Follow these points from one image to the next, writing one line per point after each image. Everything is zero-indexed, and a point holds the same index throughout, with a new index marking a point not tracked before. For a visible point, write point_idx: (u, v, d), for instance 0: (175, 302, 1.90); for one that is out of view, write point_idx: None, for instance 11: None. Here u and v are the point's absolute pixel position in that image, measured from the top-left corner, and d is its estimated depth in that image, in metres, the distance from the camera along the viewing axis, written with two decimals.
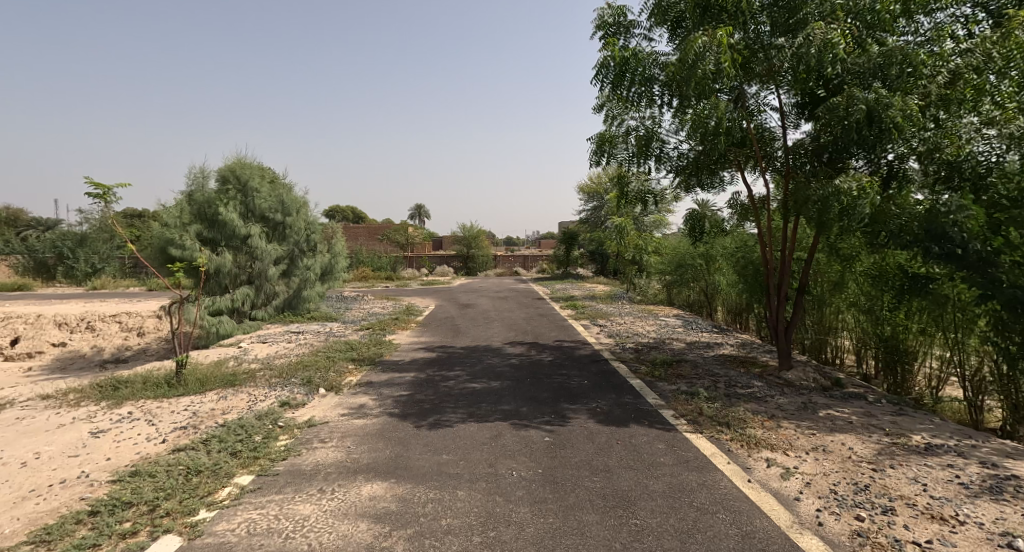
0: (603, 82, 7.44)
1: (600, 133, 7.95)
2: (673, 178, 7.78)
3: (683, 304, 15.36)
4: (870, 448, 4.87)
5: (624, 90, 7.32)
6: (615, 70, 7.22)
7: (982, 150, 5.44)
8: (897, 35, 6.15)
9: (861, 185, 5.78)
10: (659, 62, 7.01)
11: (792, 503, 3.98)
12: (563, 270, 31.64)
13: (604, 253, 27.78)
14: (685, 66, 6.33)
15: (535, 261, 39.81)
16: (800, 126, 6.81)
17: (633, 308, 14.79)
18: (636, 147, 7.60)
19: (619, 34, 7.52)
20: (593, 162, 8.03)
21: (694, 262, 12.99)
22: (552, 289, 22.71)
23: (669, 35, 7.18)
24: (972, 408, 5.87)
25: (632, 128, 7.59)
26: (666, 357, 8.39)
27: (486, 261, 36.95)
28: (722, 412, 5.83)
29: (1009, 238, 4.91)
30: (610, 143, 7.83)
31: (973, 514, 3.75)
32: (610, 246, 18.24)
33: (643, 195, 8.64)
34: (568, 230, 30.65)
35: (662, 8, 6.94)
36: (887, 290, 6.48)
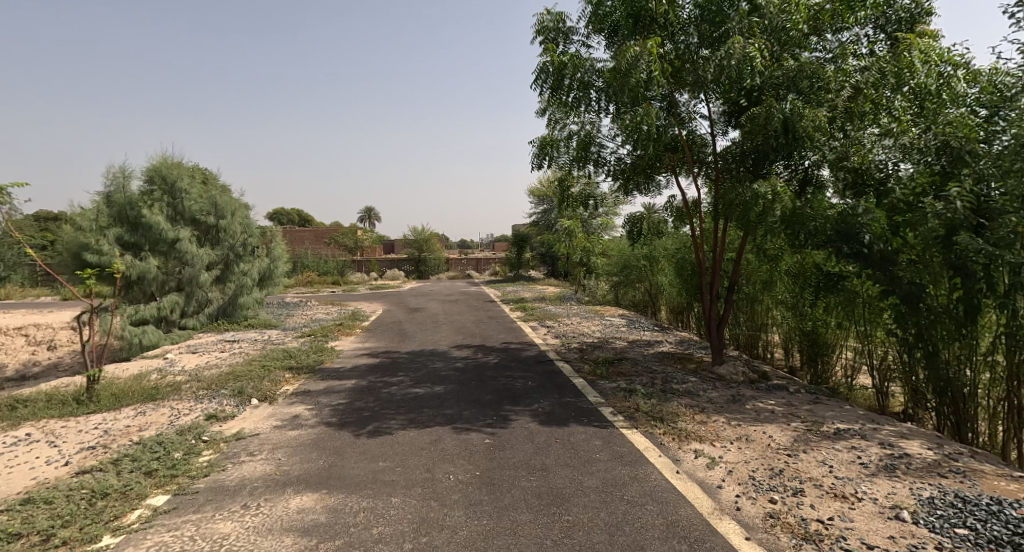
0: (543, 86, 7.57)
1: (542, 136, 8.04)
2: (613, 181, 8.05)
3: (630, 305, 15.77)
4: (788, 436, 5.17)
5: (564, 95, 7.47)
6: (554, 75, 7.37)
7: (881, 159, 5.87)
8: (808, 51, 6.50)
9: (775, 191, 6.19)
10: (596, 68, 7.20)
11: (714, 490, 4.18)
12: (515, 273, 31.82)
13: (555, 255, 28.19)
14: (619, 74, 6.51)
15: (488, 264, 40.01)
16: (728, 133, 7.15)
17: (583, 308, 15.25)
18: (576, 151, 7.80)
19: (559, 39, 7.68)
20: (535, 165, 8.13)
21: (639, 264, 13.19)
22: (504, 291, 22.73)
23: (606, 42, 7.38)
24: (879, 394, 6.35)
25: (573, 131, 7.77)
26: (608, 356, 8.59)
27: (439, 264, 36.58)
28: (657, 407, 6.04)
29: (907, 239, 5.20)
30: (551, 146, 7.96)
31: (869, 491, 4.05)
32: (561, 248, 18.51)
33: (585, 199, 8.76)
34: (520, 231, 30.73)
35: (600, 16, 7.16)
36: (807, 288, 6.87)
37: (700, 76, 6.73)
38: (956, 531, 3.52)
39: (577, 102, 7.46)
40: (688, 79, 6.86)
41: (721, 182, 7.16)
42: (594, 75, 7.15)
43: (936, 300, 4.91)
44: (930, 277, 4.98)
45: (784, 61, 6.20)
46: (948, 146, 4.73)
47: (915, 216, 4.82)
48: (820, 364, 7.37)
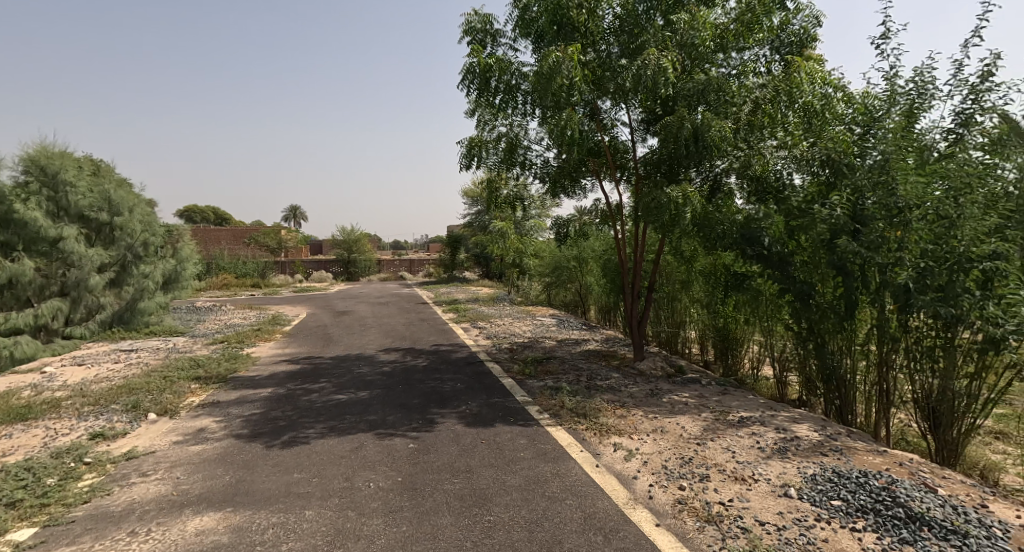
0: (470, 87, 7.66)
1: (470, 137, 8.15)
2: (542, 183, 8.27)
3: (562, 305, 16.12)
4: (698, 426, 5.54)
5: (491, 97, 7.58)
6: (480, 77, 7.44)
7: (779, 169, 6.37)
8: (716, 66, 6.94)
9: (687, 194, 6.36)
10: (522, 72, 7.34)
11: (629, 481, 4.42)
12: (449, 274, 31.61)
13: (488, 256, 28.25)
14: (542, 78, 6.68)
15: (421, 265, 39.50)
16: (647, 140, 7.51)
17: (515, 309, 15.43)
18: (504, 153, 7.90)
19: (486, 41, 7.77)
20: (464, 165, 8.18)
21: (568, 264, 13.28)
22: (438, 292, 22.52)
23: (532, 47, 7.56)
24: (779, 384, 6.91)
25: (501, 133, 7.87)
26: (537, 355, 8.78)
27: (370, 265, 35.73)
28: (581, 404, 6.27)
29: (801, 242, 5.60)
30: (479, 148, 8.01)
31: (764, 473, 4.45)
32: (495, 250, 18.60)
33: (514, 201, 8.81)
34: (455, 232, 30.51)
35: (526, 21, 7.38)
36: (717, 286, 7.35)
37: (620, 84, 6.92)
38: (833, 503, 3.95)
39: (503, 104, 7.58)
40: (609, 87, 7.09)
41: (642, 185, 7.48)
42: (519, 78, 7.32)
43: (823, 297, 5.37)
44: (819, 276, 5.40)
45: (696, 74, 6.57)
46: (831, 159, 5.14)
47: (805, 220, 5.27)
48: (730, 358, 7.89)
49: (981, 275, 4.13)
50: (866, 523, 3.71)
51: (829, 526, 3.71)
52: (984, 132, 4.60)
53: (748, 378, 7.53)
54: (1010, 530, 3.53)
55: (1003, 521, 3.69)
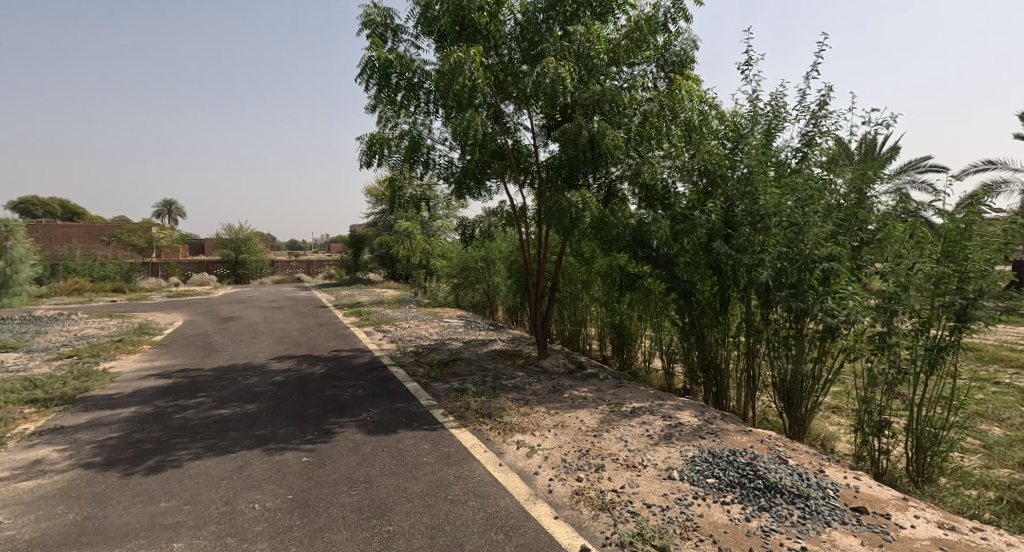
0: (370, 82, 7.53)
1: (371, 134, 7.88)
2: (447, 183, 8.34)
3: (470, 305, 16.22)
4: (596, 419, 5.90)
5: (392, 93, 7.53)
6: (380, 71, 7.33)
7: (667, 178, 6.71)
8: (612, 78, 7.31)
9: (586, 200, 6.76)
10: (425, 70, 7.41)
11: (530, 477, 4.65)
12: (352, 276, 30.63)
13: (393, 257, 27.72)
14: (445, 77, 6.76)
15: (321, 267, 37.90)
16: (547, 145, 7.84)
17: (422, 310, 15.31)
18: (406, 151, 7.84)
19: (387, 35, 7.71)
20: (364, 162, 8.04)
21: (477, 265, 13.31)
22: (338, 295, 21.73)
23: (435, 46, 7.64)
24: (668, 374, 7.47)
25: (403, 132, 7.80)
26: (443, 357, 8.83)
27: (262, 266, 33.73)
28: (486, 404, 6.43)
29: (685, 246, 6.00)
30: (380, 145, 7.86)
31: (651, 458, 4.86)
32: (400, 251, 18.32)
33: (418, 200, 8.86)
34: (358, 232, 29.53)
35: (428, 20, 7.37)
36: (614, 286, 7.80)
37: (523, 90, 7.28)
38: (708, 481, 4.44)
39: (405, 101, 7.57)
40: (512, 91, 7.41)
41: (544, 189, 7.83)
42: (422, 77, 7.41)
43: (703, 294, 5.92)
44: (699, 276, 5.93)
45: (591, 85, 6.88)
46: (707, 170, 5.65)
47: (691, 225, 5.63)
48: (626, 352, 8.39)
49: (822, 273, 4.80)
50: (734, 497, 4.22)
51: (704, 502, 4.18)
52: (824, 151, 5.33)
53: (642, 371, 8.08)
54: (839, 489, 4.23)
55: (834, 482, 4.39)
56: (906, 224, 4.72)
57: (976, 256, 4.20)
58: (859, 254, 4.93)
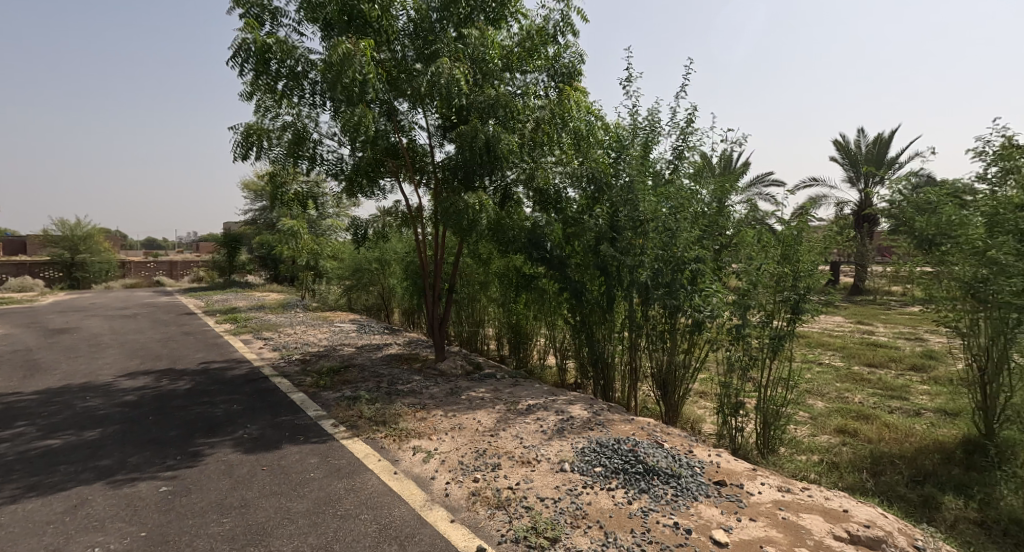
0: (245, 65, 7.05)
1: (248, 124, 7.56)
2: (338, 181, 8.14)
3: (362, 309, 15.79)
4: (492, 418, 6.07)
5: (271, 82, 7.15)
6: (256, 56, 6.89)
7: (559, 184, 7.10)
8: (505, 83, 7.47)
9: (483, 202, 6.73)
10: (310, 61, 7.13)
11: (427, 482, 4.71)
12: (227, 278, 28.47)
13: (275, 259, 26.22)
14: (332, 68, 6.49)
15: (187, 270, 34.83)
16: (444, 145, 7.88)
17: (310, 315, 14.64)
18: (288, 144, 7.50)
19: (264, 18, 7.34)
20: (240, 154, 7.58)
21: (370, 267, 12.95)
22: (207, 299, 20.13)
23: (321, 34, 7.34)
24: (561, 371, 7.83)
25: (286, 123, 7.50)
26: (334, 365, 8.55)
27: (105, 268, 30.15)
28: (380, 410, 6.38)
29: (576, 249, 6.34)
30: (259, 135, 7.53)
31: (545, 453, 5.11)
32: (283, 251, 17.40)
33: (306, 197, 8.56)
34: (232, 231, 27.72)
35: (313, 6, 7.07)
36: (509, 287, 7.99)
37: (417, 88, 7.07)
38: (596, 470, 4.75)
39: (288, 90, 7.23)
40: (405, 88, 7.21)
41: (442, 189, 7.82)
42: (306, 65, 7.07)
43: (593, 294, 6.24)
44: (589, 277, 6.25)
45: (486, 89, 6.90)
46: (594, 177, 5.99)
47: (581, 228, 5.97)
48: (523, 352, 8.64)
49: (691, 274, 5.36)
50: (619, 483, 4.56)
51: (593, 490, 4.48)
52: (692, 164, 5.91)
53: (537, 368, 8.42)
54: (704, 467, 4.76)
55: (701, 460, 4.92)
56: (754, 230, 5.39)
57: (806, 258, 4.99)
58: (720, 256, 5.49)
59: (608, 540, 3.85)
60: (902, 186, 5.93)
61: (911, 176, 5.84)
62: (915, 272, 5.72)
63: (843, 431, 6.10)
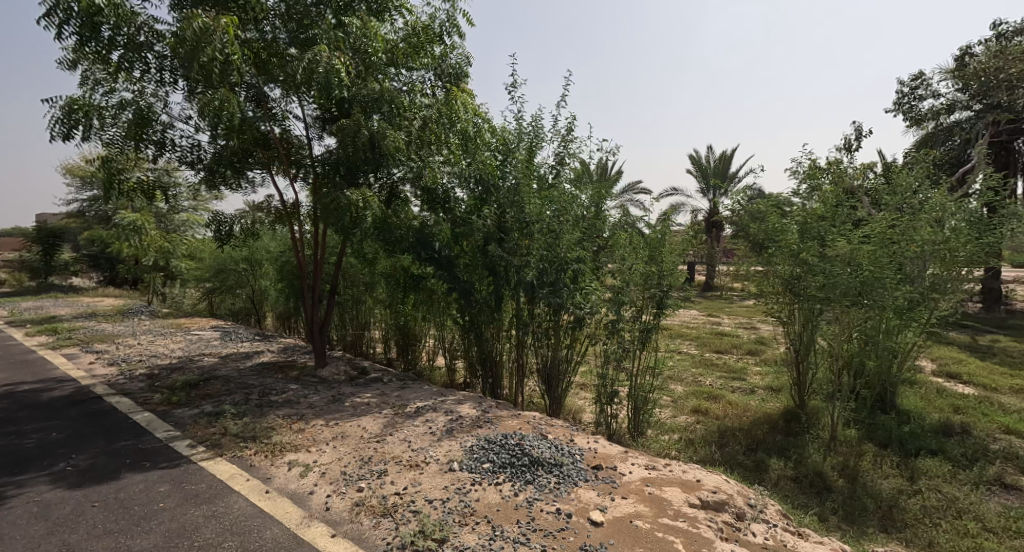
0: (65, 27, 5.78)
1: (72, 99, 6.37)
2: (194, 171, 7.52)
3: (226, 314, 14.53)
4: (378, 424, 6.00)
5: (103, 52, 6.03)
6: (83, 17, 5.74)
7: (447, 183, 6.99)
8: (389, 79, 7.32)
9: (366, 198, 6.41)
10: (157, 31, 6.18)
11: (306, 498, 4.60)
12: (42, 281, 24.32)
13: (112, 259, 23.12)
14: (185, 41, 5.84)
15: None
16: (324, 138, 7.39)
17: (160, 323, 13.16)
18: (130, 125, 6.52)
19: None
20: (62, 134, 6.29)
21: (237, 268, 11.96)
22: (17, 306, 17.14)
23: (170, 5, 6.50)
24: (450, 371, 7.91)
25: (125, 101, 6.50)
26: (192, 378, 7.82)
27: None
28: (248, 426, 6.02)
29: (464, 248, 6.47)
30: (86, 113, 6.36)
31: (434, 455, 5.19)
32: (123, 250, 15.43)
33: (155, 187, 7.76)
34: (49, 226, 23.83)
35: None
36: (398, 289, 7.70)
37: (291, 74, 6.64)
38: (484, 466, 4.92)
39: (125, 62, 6.12)
40: (276, 74, 6.70)
41: (320, 187, 7.30)
42: (151, 36, 6.15)
43: (481, 293, 6.37)
44: (478, 277, 6.36)
45: (371, 83, 6.79)
46: (482, 178, 6.18)
47: (468, 228, 6.11)
48: (411, 354, 8.56)
49: (572, 273, 5.76)
50: (506, 476, 4.76)
51: (481, 486, 4.65)
52: (573, 170, 6.33)
53: (425, 369, 8.43)
54: (584, 453, 5.14)
55: (581, 448, 5.31)
56: (626, 232, 5.98)
57: (668, 258, 5.60)
58: (596, 257, 5.91)
59: (495, 533, 4.02)
60: (741, 196, 6.79)
61: (748, 188, 6.75)
62: (749, 271, 6.66)
63: (697, 411, 6.83)
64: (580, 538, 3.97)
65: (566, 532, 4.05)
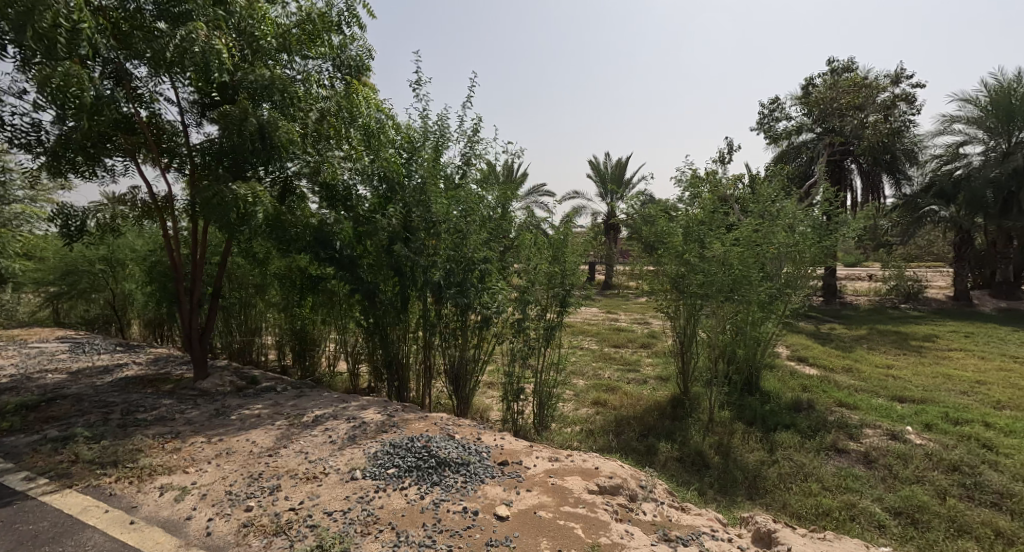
0: None
1: None
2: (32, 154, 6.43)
3: (76, 321, 12.65)
4: (270, 437, 5.62)
5: None
6: None
7: (347, 179, 6.74)
8: (281, 66, 6.82)
9: (257, 193, 5.93)
10: None
11: (182, 525, 4.29)
12: None
13: None
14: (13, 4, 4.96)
15: None
16: (203, 126, 6.65)
17: None
18: None
19: None
20: None
21: (92, 271, 10.35)
22: None
23: None
24: (353, 376, 7.61)
25: None
26: (32, 398, 6.73)
27: None
28: (106, 449, 5.33)
29: (367, 247, 6.28)
30: None
31: (333, 464, 5.01)
32: None
33: None
34: None
35: None
36: (293, 290, 7.15)
37: (159, 51, 5.80)
38: (389, 472, 4.85)
39: None
40: (140, 49, 5.77)
41: (198, 182, 6.62)
42: None
43: (385, 294, 6.27)
44: (382, 277, 6.24)
45: (262, 68, 6.25)
46: (386, 176, 6.06)
47: (370, 227, 5.95)
48: (308, 360, 8.11)
49: (479, 274, 5.82)
50: (411, 480, 4.74)
51: (385, 493, 4.58)
52: (478, 170, 6.46)
53: (325, 375, 8.04)
54: (490, 450, 5.25)
55: (488, 446, 5.42)
56: (531, 233, 6.20)
57: (570, 258, 5.98)
58: (504, 257, 6.18)
59: (400, 539, 4.01)
60: (634, 202, 7.46)
61: (640, 194, 7.42)
62: (642, 270, 7.24)
63: (597, 403, 7.30)
64: (486, 534, 4.08)
65: (472, 529, 4.14)
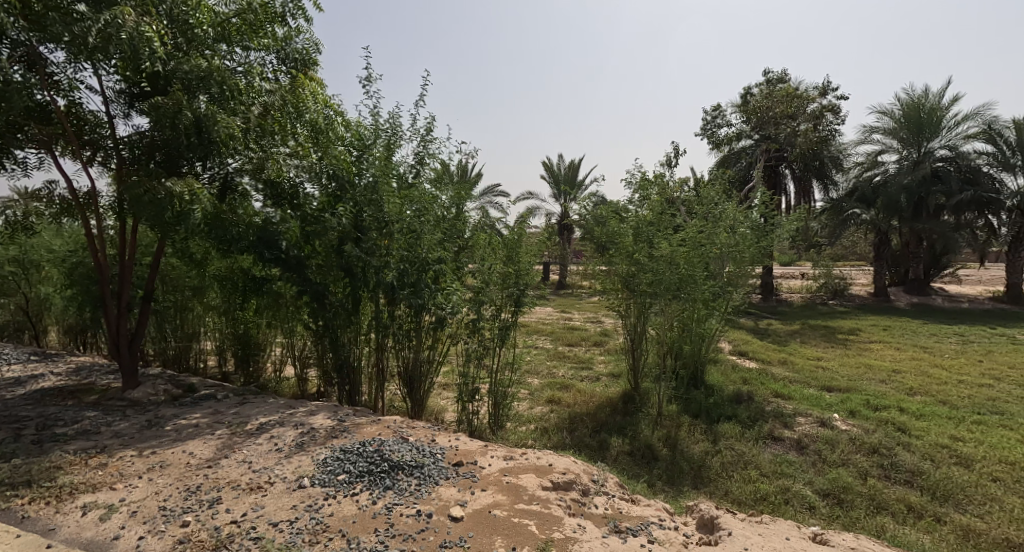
0: None
1: None
2: None
3: None
4: (209, 448, 5.31)
5: None
6: None
7: (293, 177, 6.50)
8: (220, 57, 6.46)
9: (194, 190, 5.59)
10: None
11: (109, 545, 4.00)
12: None
13: None
14: None
15: None
16: (132, 117, 6.20)
17: None
18: None
19: None
20: None
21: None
22: None
23: None
24: (301, 381, 7.33)
25: None
26: None
27: None
28: (19, 468, 4.88)
29: (315, 247, 6.05)
30: None
31: (279, 473, 4.80)
32: None
33: None
34: None
35: None
36: (231, 293, 6.83)
37: (79, 36, 5.30)
38: (339, 478, 4.70)
39: None
40: (56, 32, 5.24)
41: (124, 178, 6.15)
42: None
43: (335, 296, 6.09)
44: (331, 278, 6.05)
45: (200, 59, 5.89)
46: (336, 174, 5.88)
47: (319, 227, 5.74)
48: (251, 366, 7.74)
49: (433, 274, 5.79)
50: (363, 486, 4.62)
51: (335, 500, 4.44)
52: (432, 170, 6.36)
53: (270, 381, 7.70)
54: (444, 452, 5.21)
55: (441, 447, 5.37)
56: (485, 234, 6.18)
57: (524, 258, 6.04)
58: (458, 257, 6.06)
59: (351, 546, 3.90)
60: (587, 202, 7.62)
61: (593, 195, 7.59)
62: (595, 270, 7.39)
63: (551, 401, 7.40)
64: (440, 536, 4.04)
65: (426, 533, 4.07)
